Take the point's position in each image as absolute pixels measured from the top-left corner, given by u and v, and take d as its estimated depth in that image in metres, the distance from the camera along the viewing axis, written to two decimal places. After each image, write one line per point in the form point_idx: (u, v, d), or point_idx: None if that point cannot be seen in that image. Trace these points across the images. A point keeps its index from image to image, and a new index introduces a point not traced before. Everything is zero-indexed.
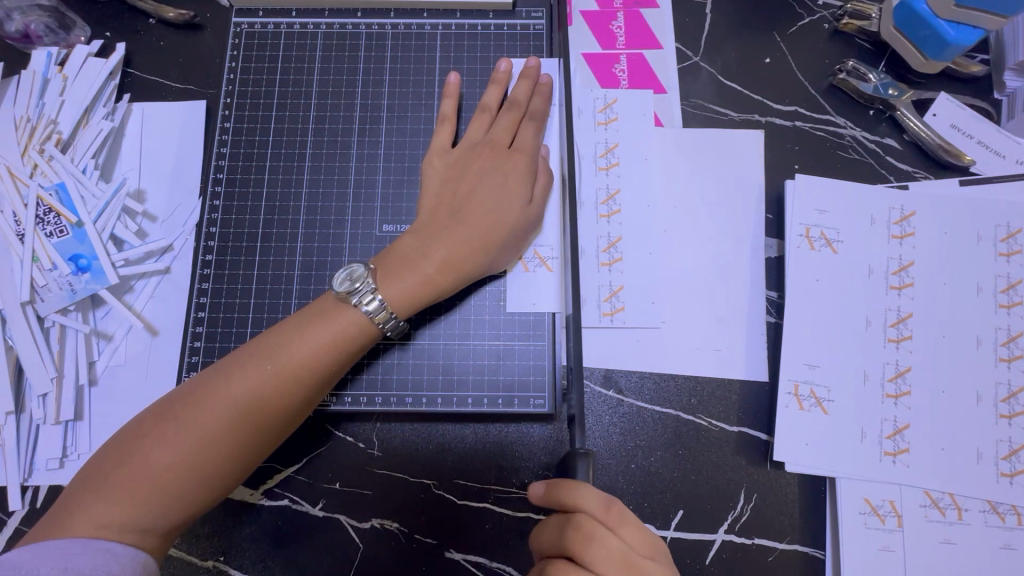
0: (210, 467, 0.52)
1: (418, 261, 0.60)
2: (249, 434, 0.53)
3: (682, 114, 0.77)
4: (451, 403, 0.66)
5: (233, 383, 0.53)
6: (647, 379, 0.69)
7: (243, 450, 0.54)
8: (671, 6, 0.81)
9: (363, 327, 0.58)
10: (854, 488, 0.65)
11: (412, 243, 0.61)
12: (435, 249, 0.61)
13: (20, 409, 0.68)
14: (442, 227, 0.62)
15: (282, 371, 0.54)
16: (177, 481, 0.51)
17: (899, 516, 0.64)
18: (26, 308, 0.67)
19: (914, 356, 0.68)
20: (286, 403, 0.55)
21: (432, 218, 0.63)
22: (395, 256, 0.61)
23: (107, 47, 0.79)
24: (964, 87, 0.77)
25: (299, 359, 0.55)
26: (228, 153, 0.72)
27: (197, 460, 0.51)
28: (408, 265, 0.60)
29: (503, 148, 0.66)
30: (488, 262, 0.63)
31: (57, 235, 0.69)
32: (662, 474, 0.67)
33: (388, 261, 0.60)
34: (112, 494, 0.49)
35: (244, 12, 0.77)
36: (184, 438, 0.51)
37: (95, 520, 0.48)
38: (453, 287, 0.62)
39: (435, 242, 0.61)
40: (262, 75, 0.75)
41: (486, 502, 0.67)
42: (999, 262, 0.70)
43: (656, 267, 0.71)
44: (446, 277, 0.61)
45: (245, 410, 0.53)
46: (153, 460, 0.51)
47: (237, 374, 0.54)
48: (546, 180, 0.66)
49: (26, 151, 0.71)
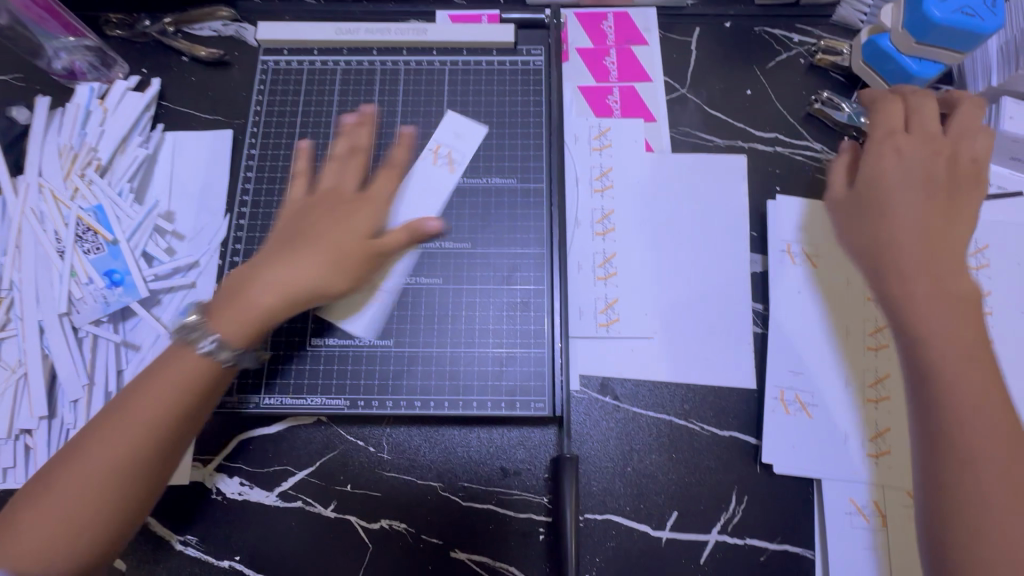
0: (105, 506, 0.51)
1: (251, 294, 0.58)
2: (131, 469, 0.52)
3: (671, 140, 0.83)
4: (457, 407, 0.70)
5: (135, 415, 0.53)
6: (642, 386, 0.73)
7: (126, 481, 0.52)
8: (659, 43, 0.88)
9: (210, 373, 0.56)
10: (840, 489, 0.68)
11: (260, 274, 0.60)
12: (264, 280, 0.59)
13: (52, 414, 0.72)
14: (283, 254, 0.61)
15: (133, 417, 0.53)
16: (70, 531, 0.50)
17: (885, 516, 0.67)
18: (64, 319, 0.73)
19: (892, 363, 0.72)
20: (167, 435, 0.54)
21: (279, 247, 0.62)
22: (236, 289, 0.59)
23: (143, 82, 0.86)
24: None
25: (138, 413, 0.53)
26: (252, 177, 0.79)
27: (99, 503, 0.51)
28: (242, 297, 0.58)
29: (351, 194, 0.66)
30: (310, 291, 0.60)
31: (94, 252, 0.75)
32: (657, 476, 0.70)
33: (229, 295, 0.59)
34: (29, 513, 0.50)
35: (271, 50, 0.84)
36: (65, 488, 0.51)
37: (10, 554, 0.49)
38: (281, 314, 0.59)
39: (264, 274, 0.60)
40: (286, 107, 0.82)
41: (490, 503, 0.70)
42: (969, 275, 0.75)
43: (648, 281, 0.76)
44: (275, 304, 0.59)
45: (144, 455, 0.53)
46: (50, 509, 0.50)
47: (127, 412, 0.54)
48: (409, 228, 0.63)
49: (68, 175, 0.78)
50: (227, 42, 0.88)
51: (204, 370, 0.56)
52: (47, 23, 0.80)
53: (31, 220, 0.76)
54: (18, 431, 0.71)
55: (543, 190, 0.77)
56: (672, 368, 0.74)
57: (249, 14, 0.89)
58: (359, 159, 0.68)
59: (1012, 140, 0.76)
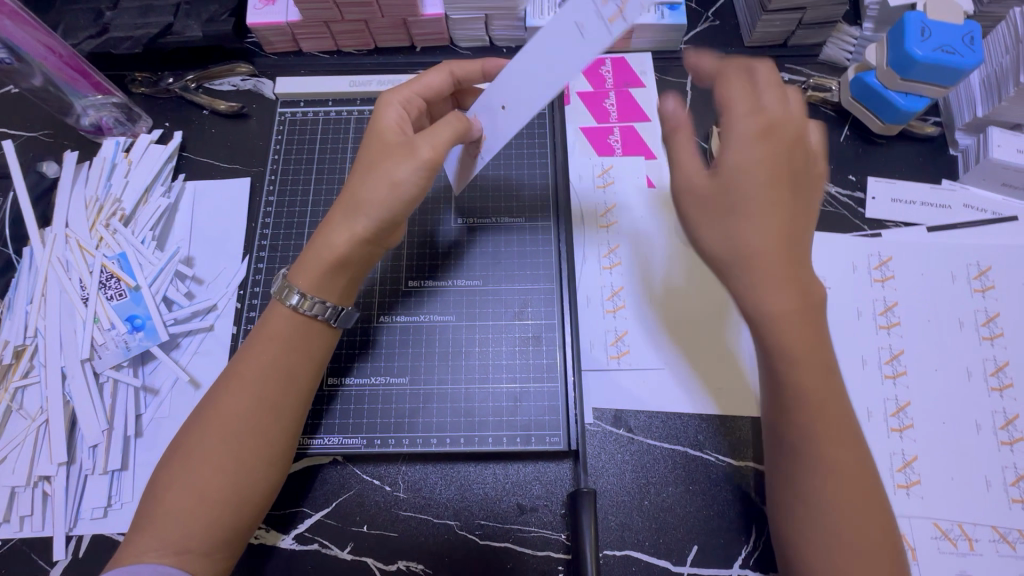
0: (218, 496, 0.57)
1: (197, 497, 0.56)
2: (258, 449, 0.59)
3: (671, 175, 0.87)
4: (473, 442, 0.71)
5: (218, 412, 0.59)
6: (655, 418, 0.74)
7: (256, 464, 0.59)
8: (656, 85, 0.92)
9: (299, 322, 0.62)
10: None
11: (239, 433, 0.58)
12: (203, 476, 0.57)
13: (71, 461, 0.72)
14: (248, 414, 0.59)
15: (235, 385, 0.60)
16: (205, 509, 0.56)
17: (913, 549, 0.66)
18: (85, 365, 0.74)
19: (910, 391, 0.72)
20: (255, 410, 0.59)
21: (227, 414, 0.59)
22: (179, 508, 0.56)
23: (166, 135, 0.91)
24: (923, 145, 0.86)
25: (251, 368, 0.61)
26: (270, 224, 0.83)
27: (207, 482, 0.57)
28: (186, 511, 0.56)
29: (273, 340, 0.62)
30: (260, 427, 0.59)
31: (116, 297, 0.77)
32: (676, 509, 0.70)
33: (163, 514, 0.56)
34: (149, 528, 0.55)
35: (288, 103, 0.90)
36: (186, 480, 0.57)
37: (138, 553, 0.54)
38: (250, 463, 0.59)
39: (239, 432, 0.58)
40: (302, 155, 0.87)
41: (507, 541, 0.69)
42: (976, 298, 0.76)
43: (655, 316, 0.78)
44: (230, 473, 0.57)
45: (263, 413, 0.60)
46: (175, 496, 0.56)
47: (216, 406, 0.59)
48: (276, 353, 0.61)
49: (93, 225, 0.81)
50: (245, 95, 0.93)
51: (283, 329, 0.62)
52: (79, 83, 0.84)
53: (57, 269, 0.78)
54: (37, 478, 0.71)
55: (550, 228, 0.80)
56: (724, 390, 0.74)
57: (265, 69, 0.94)
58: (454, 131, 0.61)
59: (1003, 168, 0.78)
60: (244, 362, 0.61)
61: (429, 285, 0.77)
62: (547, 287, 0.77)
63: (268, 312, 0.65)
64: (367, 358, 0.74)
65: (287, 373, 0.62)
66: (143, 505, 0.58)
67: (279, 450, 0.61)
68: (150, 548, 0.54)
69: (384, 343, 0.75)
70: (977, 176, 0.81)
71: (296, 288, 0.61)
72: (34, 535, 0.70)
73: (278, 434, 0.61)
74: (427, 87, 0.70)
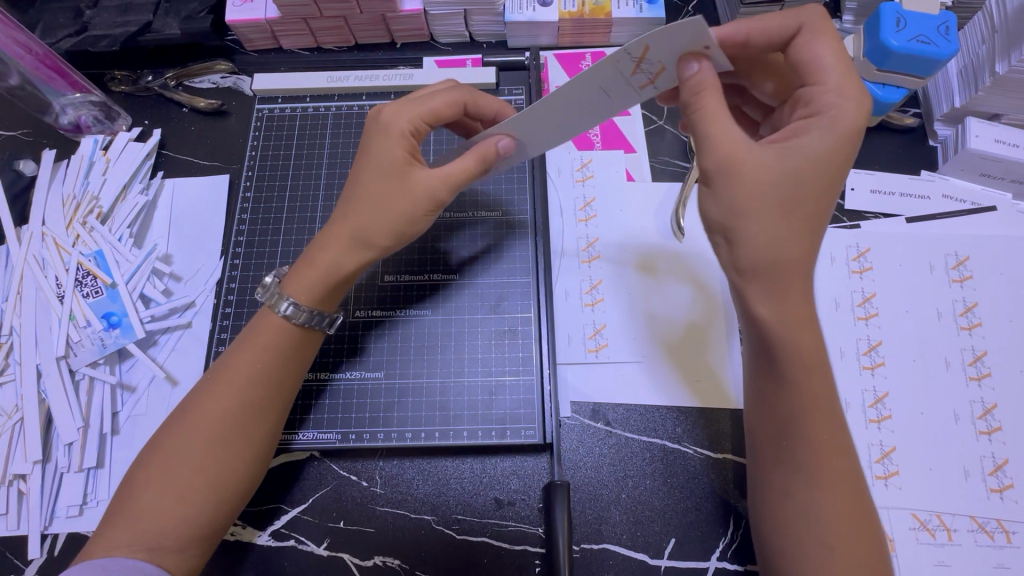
0: (197, 496, 0.56)
1: (173, 496, 0.56)
2: (242, 453, 0.59)
3: (650, 169, 0.86)
4: (448, 436, 0.70)
5: (200, 412, 0.59)
6: (633, 410, 0.73)
7: (236, 465, 0.59)
8: None
9: (292, 331, 0.62)
10: None
11: (221, 435, 0.58)
12: (182, 476, 0.56)
13: (46, 458, 0.72)
14: (231, 416, 0.59)
15: (223, 389, 0.59)
16: (181, 508, 0.56)
17: (892, 540, 0.65)
18: (61, 362, 0.74)
19: (889, 382, 0.72)
20: (245, 415, 0.59)
21: (210, 415, 0.58)
22: (153, 506, 0.55)
23: (145, 133, 0.91)
24: (901, 136, 0.86)
25: (240, 372, 0.60)
26: (247, 220, 0.83)
27: (187, 484, 0.56)
28: (160, 509, 0.55)
29: (260, 345, 0.61)
30: (243, 430, 0.59)
31: (93, 295, 0.77)
32: (654, 502, 0.70)
33: (136, 511, 0.55)
34: (118, 524, 0.55)
35: (266, 99, 0.90)
36: (163, 478, 0.56)
37: (106, 549, 0.53)
38: (230, 466, 0.58)
39: (221, 434, 0.58)
40: (280, 151, 0.87)
41: (484, 536, 0.69)
42: (954, 288, 0.76)
43: (633, 310, 0.78)
44: (209, 473, 0.57)
45: (247, 415, 0.60)
46: (150, 493, 0.56)
47: (198, 405, 0.59)
48: (264, 358, 0.61)
49: (70, 223, 0.81)
50: (225, 92, 0.93)
51: (271, 335, 0.62)
52: (55, 82, 0.85)
53: (34, 266, 0.78)
54: (12, 477, 0.71)
55: (528, 221, 0.80)
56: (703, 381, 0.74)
57: (245, 66, 0.94)
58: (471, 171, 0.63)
59: (980, 157, 0.78)
60: (233, 366, 0.61)
61: (406, 280, 0.77)
62: (524, 280, 0.77)
63: (259, 316, 0.64)
64: (344, 354, 0.74)
65: (278, 379, 0.62)
66: (115, 500, 0.57)
67: (260, 453, 0.61)
68: (119, 544, 0.54)
69: (362, 339, 0.74)
70: (955, 166, 0.81)
71: (292, 299, 0.61)
72: (9, 533, 0.70)
73: (261, 437, 0.61)
74: (431, 111, 0.65)
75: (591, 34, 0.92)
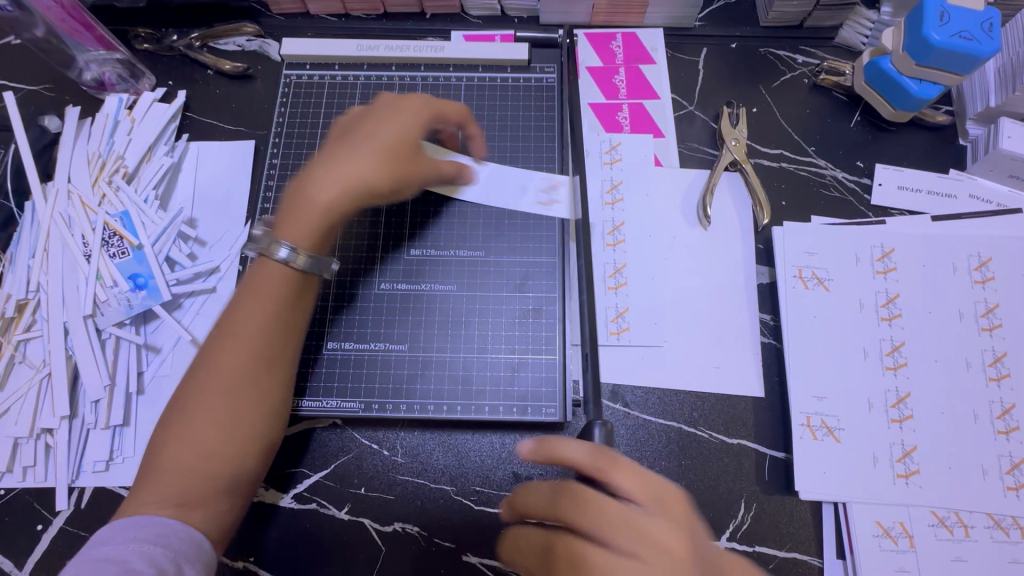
0: (224, 450, 0.58)
1: (200, 452, 0.57)
2: (259, 405, 0.60)
3: (679, 155, 0.86)
4: (470, 410, 0.71)
5: (211, 366, 0.59)
6: (651, 393, 0.75)
7: (254, 416, 0.60)
8: (667, 63, 0.91)
9: (291, 275, 0.62)
10: (867, 512, 0.68)
11: (235, 387, 0.59)
12: (204, 430, 0.57)
13: (73, 414, 0.73)
14: (242, 367, 0.59)
15: (228, 344, 0.60)
16: (208, 463, 0.57)
17: (912, 537, 0.67)
18: (88, 321, 0.75)
19: (911, 382, 0.73)
20: (253, 365, 0.60)
21: (220, 367, 0.59)
22: (182, 464, 0.56)
23: (169, 94, 0.89)
24: (932, 134, 0.86)
25: (245, 325, 0.61)
26: (273, 186, 0.80)
27: (212, 440, 0.57)
28: (190, 467, 0.56)
29: (262, 294, 0.62)
30: (254, 380, 0.60)
31: (119, 256, 0.77)
32: (667, 483, 0.71)
33: (166, 469, 0.56)
34: (150, 482, 0.56)
35: (293, 65, 0.86)
36: (186, 435, 0.57)
37: (141, 506, 0.55)
38: (250, 416, 0.59)
39: (235, 386, 0.59)
40: (307, 118, 0.84)
41: (501, 508, 0.71)
42: (976, 289, 0.76)
43: (658, 293, 0.78)
44: (230, 426, 0.58)
45: (258, 365, 0.60)
46: (177, 450, 0.57)
47: (209, 361, 0.60)
48: (265, 309, 0.61)
49: (96, 182, 0.80)
50: (250, 56, 0.92)
51: (271, 286, 0.62)
52: (81, 35, 0.83)
53: (59, 224, 0.78)
54: (39, 431, 0.72)
55: None
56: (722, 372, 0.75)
57: (272, 29, 0.93)
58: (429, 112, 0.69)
59: (1011, 158, 0.78)
60: (237, 318, 0.61)
61: (430, 254, 0.77)
62: (550, 261, 0.77)
63: (254, 268, 0.64)
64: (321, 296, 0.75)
65: (281, 325, 0.62)
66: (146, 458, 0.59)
67: (277, 402, 0.62)
68: (153, 501, 0.55)
69: (340, 280, 0.76)
70: (984, 167, 0.81)
71: (288, 243, 0.62)
72: (37, 485, 0.72)
73: (274, 388, 0.61)
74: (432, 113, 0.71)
75: (625, 15, 0.91)
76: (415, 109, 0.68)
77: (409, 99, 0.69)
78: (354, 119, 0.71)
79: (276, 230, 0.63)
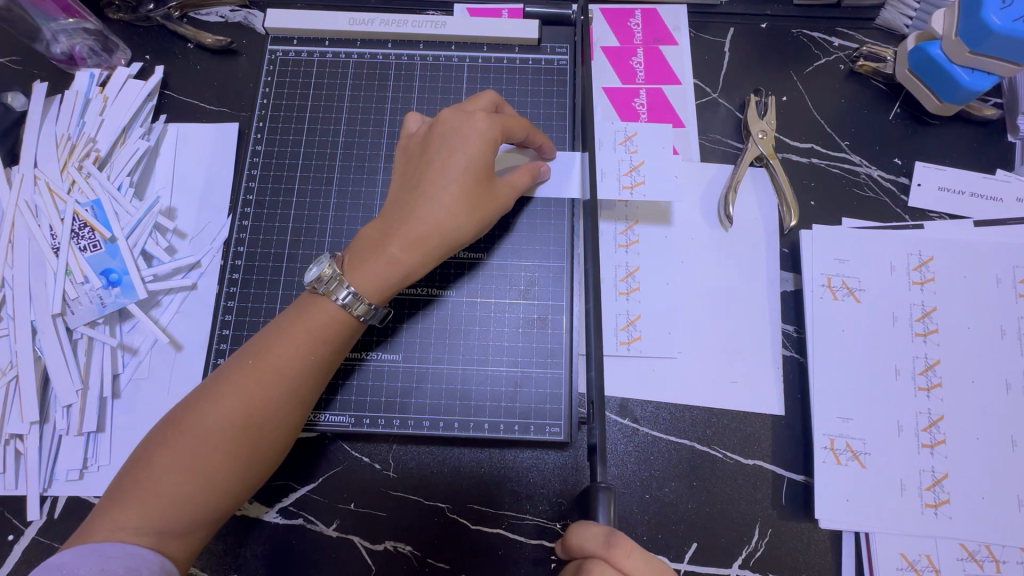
0: (222, 480, 0.53)
1: (195, 479, 0.52)
2: (273, 442, 0.56)
3: (700, 147, 0.79)
4: (468, 427, 0.66)
5: (231, 394, 0.54)
6: (663, 409, 0.70)
7: (263, 453, 0.55)
8: (690, 44, 0.83)
9: (343, 322, 0.58)
10: (890, 543, 0.64)
11: (250, 422, 0.54)
12: (209, 461, 0.53)
13: (44, 419, 0.69)
14: (266, 404, 0.55)
15: (262, 374, 0.55)
16: (202, 493, 0.52)
17: (937, 571, 0.63)
18: (58, 320, 0.69)
19: (945, 404, 0.67)
20: (281, 402, 0.56)
21: (239, 397, 0.54)
22: (171, 488, 0.52)
23: (146, 69, 0.82)
24: (978, 129, 0.78)
25: (283, 360, 0.56)
26: (257, 176, 0.73)
27: (214, 473, 0.53)
28: (178, 493, 0.52)
29: (302, 331, 0.57)
30: (273, 418, 0.55)
31: (91, 249, 0.71)
32: (677, 505, 0.67)
33: (151, 491, 0.51)
34: (124, 503, 0.51)
35: (279, 40, 0.78)
36: (184, 459, 0.52)
37: (110, 530, 0.50)
38: (260, 453, 0.55)
39: (252, 420, 0.54)
40: (294, 101, 0.76)
41: (499, 528, 0.67)
42: (1021, 303, 0.70)
43: (673, 299, 0.72)
44: (236, 460, 0.54)
45: (285, 404, 0.56)
46: (169, 474, 0.52)
47: (231, 386, 0.55)
48: (304, 347, 0.57)
49: (65, 167, 0.74)
50: (234, 29, 0.84)
51: (317, 324, 0.57)
52: (44, 4, 0.76)
53: (25, 214, 0.72)
54: (9, 436, 0.68)
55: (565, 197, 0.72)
56: (739, 388, 0.70)
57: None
58: (523, 131, 0.64)
59: None
60: (273, 349, 0.56)
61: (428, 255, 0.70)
62: (557, 263, 0.70)
63: (305, 301, 0.59)
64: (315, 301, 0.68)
65: (318, 366, 0.58)
66: (127, 471, 0.53)
67: (289, 440, 0.58)
68: (126, 526, 0.50)
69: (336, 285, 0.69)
70: None
71: (352, 288, 0.57)
72: (7, 494, 0.67)
73: (290, 428, 0.57)
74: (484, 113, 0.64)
75: None
76: (482, 134, 0.59)
77: (474, 116, 0.60)
78: (417, 144, 0.63)
79: (344, 272, 0.58)
